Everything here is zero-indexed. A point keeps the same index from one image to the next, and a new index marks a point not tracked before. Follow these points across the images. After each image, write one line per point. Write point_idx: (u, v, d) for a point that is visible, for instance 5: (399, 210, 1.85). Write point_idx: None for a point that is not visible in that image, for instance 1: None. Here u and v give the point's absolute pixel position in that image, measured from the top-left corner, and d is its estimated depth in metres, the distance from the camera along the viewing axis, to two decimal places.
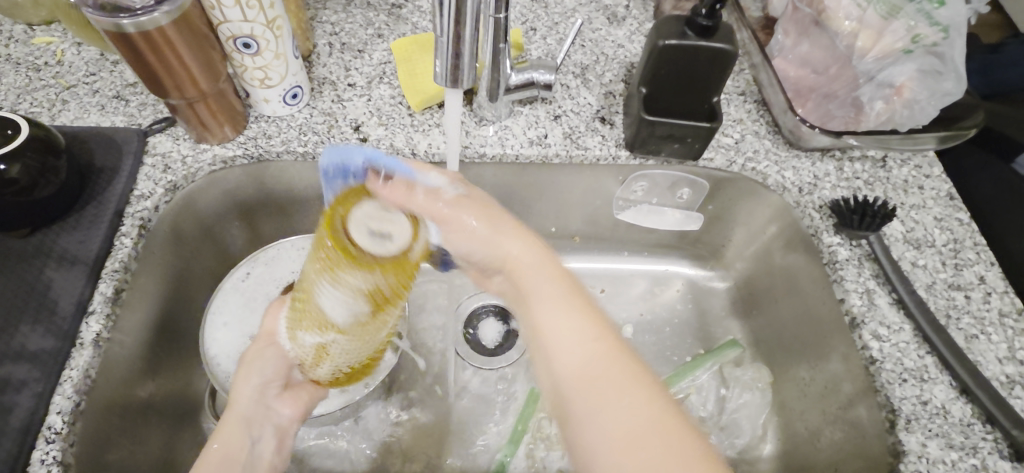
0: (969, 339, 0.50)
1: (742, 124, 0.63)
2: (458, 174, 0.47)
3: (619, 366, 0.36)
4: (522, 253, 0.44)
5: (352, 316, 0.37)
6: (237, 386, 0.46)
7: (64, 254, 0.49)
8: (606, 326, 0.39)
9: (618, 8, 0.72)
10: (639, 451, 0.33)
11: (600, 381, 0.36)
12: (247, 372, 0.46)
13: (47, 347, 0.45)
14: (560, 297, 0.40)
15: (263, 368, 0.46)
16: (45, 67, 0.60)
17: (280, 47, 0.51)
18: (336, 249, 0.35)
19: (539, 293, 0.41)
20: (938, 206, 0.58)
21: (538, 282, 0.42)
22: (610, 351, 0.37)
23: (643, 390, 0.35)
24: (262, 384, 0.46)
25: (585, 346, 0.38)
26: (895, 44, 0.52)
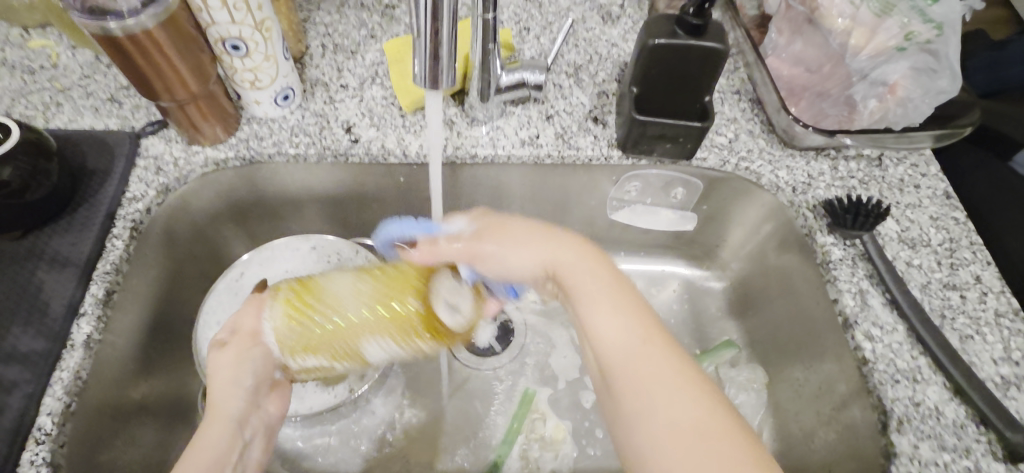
0: (963, 339, 0.49)
1: (736, 123, 0.62)
2: (482, 210, 0.51)
3: (674, 359, 0.41)
4: (577, 259, 0.47)
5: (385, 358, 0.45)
6: (225, 388, 0.43)
7: (56, 256, 0.49)
8: (651, 326, 0.43)
9: (612, 7, 0.72)
10: (690, 440, 0.37)
11: (652, 375, 0.40)
12: (234, 373, 0.44)
13: (37, 348, 0.45)
14: (618, 295, 0.45)
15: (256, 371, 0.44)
16: (40, 70, 0.60)
17: (270, 49, 0.52)
18: (429, 328, 0.43)
19: (593, 295, 0.45)
20: (934, 205, 0.58)
21: (591, 284, 0.46)
22: (663, 346, 0.42)
23: (698, 386, 0.39)
24: (252, 389, 0.44)
25: (647, 342, 0.42)
26: (887, 42, 0.52)
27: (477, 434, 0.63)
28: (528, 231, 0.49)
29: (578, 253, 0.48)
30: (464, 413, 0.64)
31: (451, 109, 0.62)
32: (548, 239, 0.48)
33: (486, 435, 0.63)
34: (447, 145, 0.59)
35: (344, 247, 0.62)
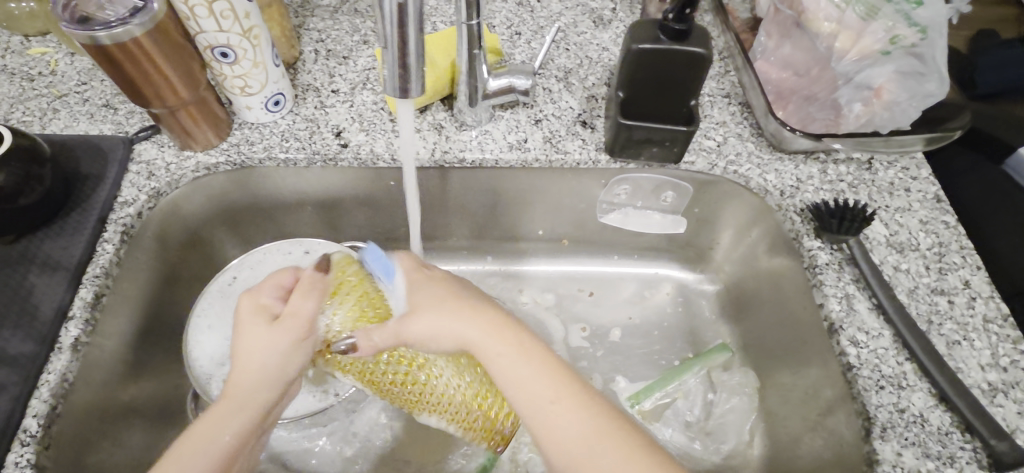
0: (950, 345, 0.49)
1: (725, 127, 0.62)
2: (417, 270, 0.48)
3: (592, 426, 0.41)
4: (483, 329, 0.44)
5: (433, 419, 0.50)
6: (258, 366, 0.43)
7: (48, 259, 0.50)
8: (559, 381, 0.43)
9: (604, 11, 0.72)
10: None
11: (573, 440, 0.40)
12: (272, 353, 0.44)
13: (26, 351, 0.46)
14: (527, 366, 0.43)
15: (291, 354, 0.44)
16: (39, 77, 0.61)
17: (258, 56, 0.52)
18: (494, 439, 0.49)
19: (504, 375, 0.43)
20: (924, 209, 0.57)
21: (500, 360, 0.44)
22: (578, 414, 0.41)
23: (618, 454, 0.39)
24: (282, 370, 0.44)
25: (562, 414, 0.41)
26: (873, 46, 0.51)
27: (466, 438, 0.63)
28: (441, 299, 0.46)
29: (480, 325, 0.45)
30: None
31: (440, 114, 0.62)
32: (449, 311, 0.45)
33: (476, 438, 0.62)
34: (435, 150, 0.60)
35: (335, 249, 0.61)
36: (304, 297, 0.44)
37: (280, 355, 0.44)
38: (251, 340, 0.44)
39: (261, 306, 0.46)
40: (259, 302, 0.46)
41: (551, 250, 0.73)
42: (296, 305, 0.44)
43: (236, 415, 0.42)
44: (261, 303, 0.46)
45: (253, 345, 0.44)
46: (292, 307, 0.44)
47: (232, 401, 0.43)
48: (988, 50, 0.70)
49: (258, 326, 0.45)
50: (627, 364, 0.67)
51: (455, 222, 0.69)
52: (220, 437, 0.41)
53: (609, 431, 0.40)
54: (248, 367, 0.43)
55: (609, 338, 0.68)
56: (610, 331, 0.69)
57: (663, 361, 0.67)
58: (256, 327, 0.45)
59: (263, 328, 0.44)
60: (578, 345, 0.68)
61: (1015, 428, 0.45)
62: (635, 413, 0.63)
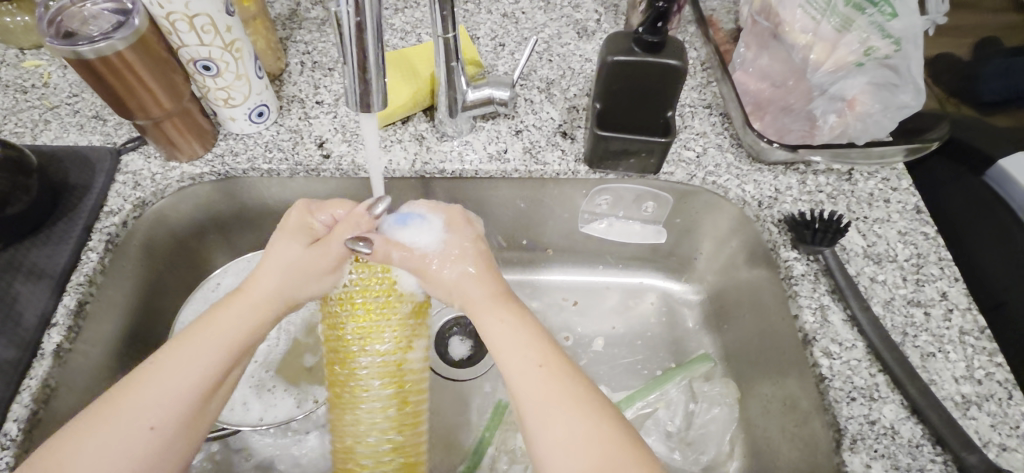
0: (924, 356, 0.49)
1: (705, 138, 0.62)
2: (451, 221, 0.51)
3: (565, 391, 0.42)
4: (487, 298, 0.47)
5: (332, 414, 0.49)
6: (271, 279, 0.47)
7: (33, 268, 0.51)
8: (550, 351, 0.44)
9: (588, 22, 0.73)
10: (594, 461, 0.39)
11: (553, 402, 0.41)
12: (293, 270, 0.48)
13: (8, 357, 0.47)
14: (520, 331, 0.45)
15: (306, 275, 0.48)
16: (32, 89, 0.63)
17: (241, 68, 0.53)
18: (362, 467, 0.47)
19: (499, 335, 0.45)
20: (903, 220, 0.57)
21: (495, 325, 0.46)
22: (557, 379, 0.42)
23: (586, 417, 0.40)
24: (294, 288, 0.48)
25: (540, 376, 0.42)
26: (847, 57, 0.52)
27: (446, 449, 0.62)
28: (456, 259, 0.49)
29: (488, 293, 0.48)
30: (441, 427, 0.63)
31: (422, 124, 0.63)
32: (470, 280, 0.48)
33: (457, 447, 0.62)
34: (415, 160, 0.61)
35: None
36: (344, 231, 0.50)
37: (298, 274, 0.48)
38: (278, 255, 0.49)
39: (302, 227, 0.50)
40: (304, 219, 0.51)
41: (536, 259, 0.74)
42: (336, 234, 0.49)
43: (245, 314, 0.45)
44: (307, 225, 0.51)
45: (279, 258, 0.48)
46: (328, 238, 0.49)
47: (243, 305, 0.46)
48: (991, 59, 0.71)
49: (298, 243, 0.49)
50: (610, 373, 0.67)
51: None
52: (226, 332, 0.44)
53: (581, 398, 0.41)
54: (264, 276, 0.47)
55: (592, 347, 0.69)
56: (593, 340, 0.69)
57: (646, 370, 0.67)
58: (290, 243, 0.49)
59: (295, 246, 0.49)
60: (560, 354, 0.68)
61: (988, 441, 0.44)
62: None
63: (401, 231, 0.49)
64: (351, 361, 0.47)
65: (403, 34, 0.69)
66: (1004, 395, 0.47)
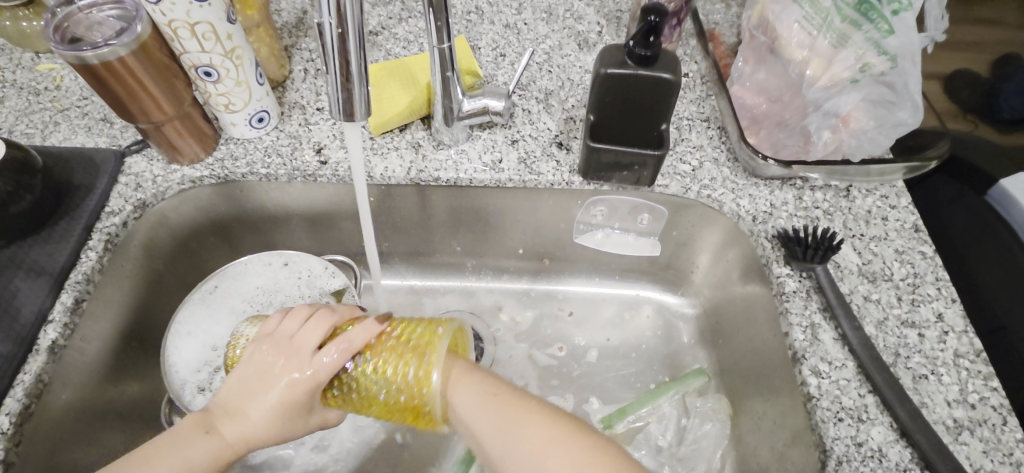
0: (917, 379, 0.48)
1: (701, 151, 0.62)
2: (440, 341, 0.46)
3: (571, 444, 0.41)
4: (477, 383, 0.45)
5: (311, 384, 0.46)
6: (255, 415, 0.44)
7: (33, 265, 0.53)
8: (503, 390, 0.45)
9: (590, 34, 0.73)
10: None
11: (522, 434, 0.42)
12: (280, 407, 0.44)
13: (3, 351, 0.48)
14: (498, 396, 0.44)
15: (292, 416, 0.44)
16: (45, 91, 0.65)
17: (241, 75, 0.55)
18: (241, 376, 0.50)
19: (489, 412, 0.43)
20: (901, 238, 0.56)
21: (473, 408, 0.44)
22: (514, 406, 0.44)
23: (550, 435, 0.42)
24: (280, 424, 0.44)
25: (506, 409, 0.43)
26: (843, 73, 0.51)
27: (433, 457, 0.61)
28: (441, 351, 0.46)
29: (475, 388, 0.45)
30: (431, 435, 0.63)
31: (420, 132, 0.64)
32: (457, 380, 0.45)
33: (444, 452, 0.61)
34: (411, 168, 0.61)
35: (315, 263, 0.64)
36: (331, 354, 0.43)
37: (284, 415, 0.44)
38: (250, 380, 0.45)
39: (276, 365, 0.44)
40: (298, 341, 0.44)
41: (532, 268, 0.73)
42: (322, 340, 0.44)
43: (208, 449, 0.43)
44: (290, 349, 0.45)
45: (264, 390, 0.44)
46: (311, 359, 0.44)
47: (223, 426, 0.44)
48: None
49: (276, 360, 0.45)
50: (602, 385, 0.66)
51: (436, 239, 0.70)
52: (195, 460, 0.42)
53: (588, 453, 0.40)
54: (245, 412, 0.44)
55: (586, 358, 0.68)
56: (587, 350, 0.69)
57: (640, 383, 0.66)
58: (270, 379, 0.44)
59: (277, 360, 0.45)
60: (551, 364, 0.68)
61: (979, 467, 0.43)
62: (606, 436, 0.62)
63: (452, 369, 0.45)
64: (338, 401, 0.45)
65: (406, 43, 0.70)
66: (997, 421, 0.45)
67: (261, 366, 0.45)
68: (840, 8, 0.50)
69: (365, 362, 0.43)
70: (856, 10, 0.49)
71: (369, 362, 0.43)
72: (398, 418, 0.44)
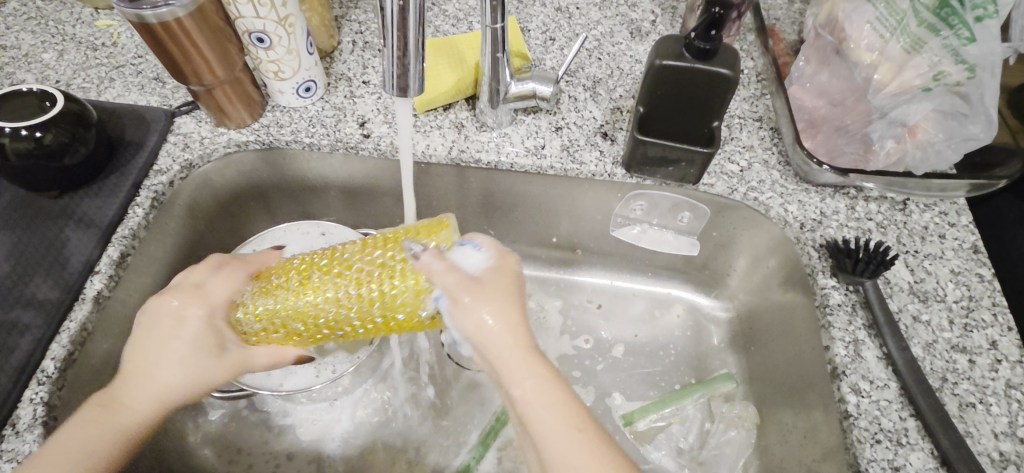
0: (963, 406, 0.45)
1: (751, 151, 0.60)
2: (499, 314, 0.40)
3: (547, 395, 0.39)
4: (487, 301, 0.41)
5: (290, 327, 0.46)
6: (161, 376, 0.42)
7: (83, 217, 0.54)
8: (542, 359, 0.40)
9: (643, 22, 0.71)
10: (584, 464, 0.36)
11: (546, 413, 0.38)
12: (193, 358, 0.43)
13: (52, 297, 0.50)
14: (533, 373, 0.39)
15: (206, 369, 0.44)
16: (102, 47, 0.66)
17: (292, 43, 0.55)
18: None
19: (533, 410, 0.38)
20: (958, 258, 0.53)
21: (516, 375, 0.39)
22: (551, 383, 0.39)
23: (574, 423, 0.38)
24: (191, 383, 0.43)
25: (538, 386, 0.39)
26: (914, 80, 0.49)
27: (448, 434, 0.61)
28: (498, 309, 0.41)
29: (536, 375, 0.39)
30: (447, 412, 0.62)
31: (463, 112, 0.64)
32: (504, 347, 0.40)
33: (464, 432, 0.61)
34: (452, 147, 0.61)
35: (351, 236, 0.64)
36: (237, 301, 0.46)
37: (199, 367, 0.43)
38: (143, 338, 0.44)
39: (168, 310, 0.44)
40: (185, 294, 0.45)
41: (564, 257, 0.73)
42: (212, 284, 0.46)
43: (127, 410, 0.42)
44: (180, 292, 0.45)
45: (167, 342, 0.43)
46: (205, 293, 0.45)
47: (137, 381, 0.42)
48: None
49: (166, 307, 0.45)
50: (626, 382, 0.65)
51: (469, 220, 0.70)
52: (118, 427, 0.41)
53: (572, 401, 0.39)
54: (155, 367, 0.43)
55: (611, 353, 0.67)
56: (614, 345, 0.68)
57: (664, 383, 0.65)
58: (178, 338, 0.44)
59: (166, 306, 0.45)
60: (576, 355, 0.68)
61: None
62: (627, 433, 0.62)
63: (495, 338, 0.40)
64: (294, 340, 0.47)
65: (455, 21, 0.69)
66: None
67: (159, 332, 0.44)
68: (918, 10, 0.48)
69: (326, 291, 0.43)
70: (935, 14, 0.47)
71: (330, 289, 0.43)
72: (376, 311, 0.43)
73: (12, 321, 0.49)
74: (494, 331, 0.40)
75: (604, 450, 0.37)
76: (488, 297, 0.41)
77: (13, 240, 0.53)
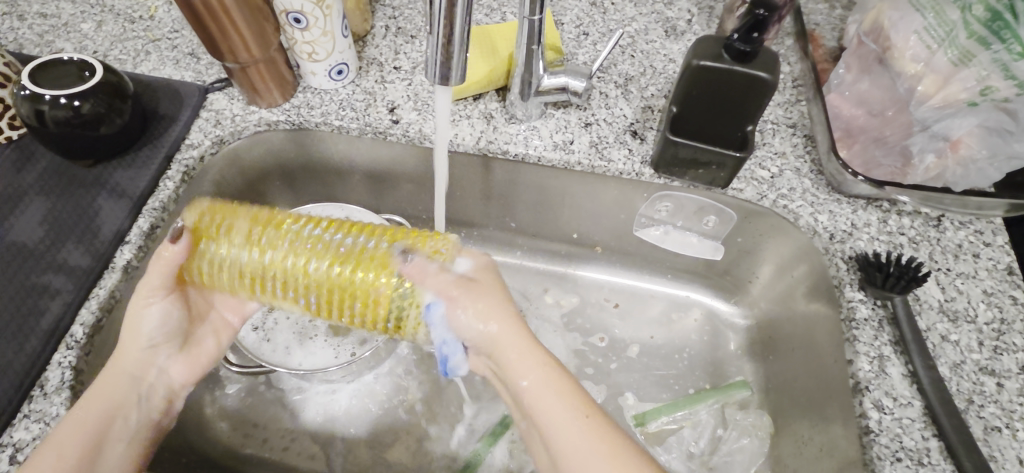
0: (987, 430, 0.45)
1: (784, 158, 0.59)
2: (495, 313, 0.43)
3: (552, 386, 0.41)
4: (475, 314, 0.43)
5: (256, 262, 0.44)
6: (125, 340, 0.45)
7: (116, 187, 0.55)
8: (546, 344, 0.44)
9: (679, 21, 0.70)
10: (593, 437, 0.39)
11: (552, 393, 0.41)
12: (164, 334, 0.46)
13: (83, 264, 0.51)
14: (541, 359, 0.42)
15: (174, 341, 0.47)
16: (139, 20, 0.67)
17: (328, 25, 0.55)
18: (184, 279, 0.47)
19: (541, 393, 0.41)
20: (991, 279, 0.52)
21: (522, 361, 0.42)
22: (556, 368, 0.42)
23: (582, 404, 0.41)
24: (159, 354, 0.46)
25: (541, 369, 0.42)
26: (960, 94, 0.48)
27: (460, 424, 0.61)
28: (489, 308, 0.43)
29: (540, 361, 0.42)
30: (460, 401, 0.62)
31: (493, 103, 0.63)
32: (507, 337, 0.43)
33: (476, 421, 0.61)
34: (481, 138, 0.61)
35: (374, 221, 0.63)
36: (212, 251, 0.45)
37: (162, 339, 0.46)
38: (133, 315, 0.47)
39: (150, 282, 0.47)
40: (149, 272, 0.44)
41: (584, 255, 0.72)
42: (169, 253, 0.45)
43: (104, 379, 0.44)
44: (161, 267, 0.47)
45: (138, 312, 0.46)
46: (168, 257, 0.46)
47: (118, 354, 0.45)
48: None
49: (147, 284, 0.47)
50: (640, 382, 0.65)
51: (491, 212, 0.70)
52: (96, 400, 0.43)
53: (577, 390, 0.41)
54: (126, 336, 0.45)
55: (626, 353, 0.67)
56: (629, 346, 0.68)
57: (678, 386, 0.65)
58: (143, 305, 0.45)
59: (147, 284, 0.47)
60: (591, 353, 0.67)
61: None
62: (638, 433, 0.62)
63: (495, 333, 0.43)
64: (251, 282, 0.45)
65: (489, 11, 0.69)
66: None
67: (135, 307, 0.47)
68: (968, 22, 0.47)
69: (285, 252, 0.44)
70: (987, 27, 0.46)
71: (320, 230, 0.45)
72: (350, 259, 0.43)
73: (44, 286, 0.50)
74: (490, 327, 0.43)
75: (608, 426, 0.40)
76: (476, 296, 0.43)
77: (47, 206, 0.54)
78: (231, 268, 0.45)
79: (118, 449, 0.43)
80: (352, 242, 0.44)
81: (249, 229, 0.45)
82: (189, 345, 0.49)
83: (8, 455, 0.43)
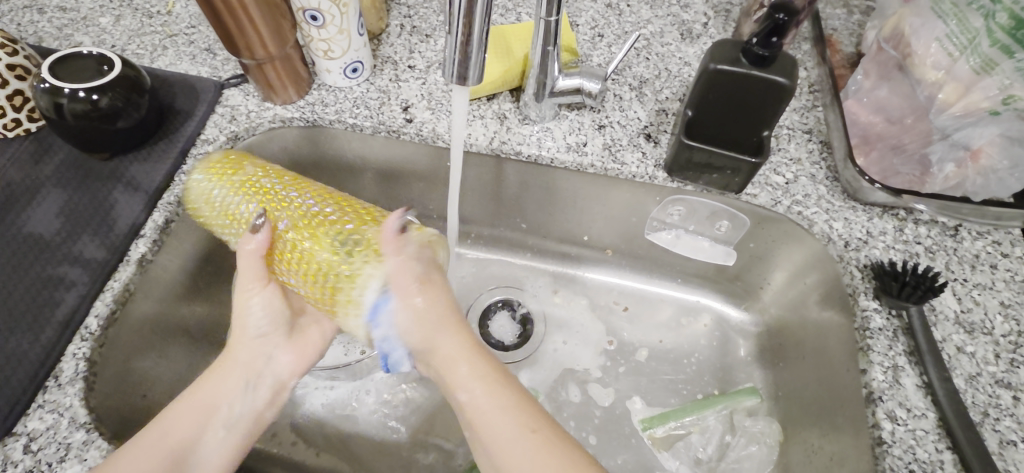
0: (1003, 444, 0.44)
1: (799, 165, 0.59)
2: (439, 319, 0.44)
3: (495, 395, 0.42)
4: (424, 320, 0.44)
5: (234, 201, 0.48)
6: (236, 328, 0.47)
7: (131, 180, 0.56)
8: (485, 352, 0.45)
9: (695, 24, 0.69)
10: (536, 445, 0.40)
11: (495, 401, 0.42)
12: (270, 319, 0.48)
13: (98, 257, 0.52)
14: (484, 366, 0.44)
15: (280, 327, 0.48)
16: (157, 15, 0.68)
17: (344, 23, 0.55)
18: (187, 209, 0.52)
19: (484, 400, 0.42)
20: (1010, 291, 0.51)
21: (465, 368, 0.43)
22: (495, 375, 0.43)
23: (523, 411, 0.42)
24: (266, 342, 0.48)
25: (482, 377, 0.43)
26: (981, 103, 0.48)
27: None
28: (436, 312, 0.44)
29: (481, 367, 0.44)
30: None
31: (507, 104, 0.63)
32: (451, 344, 0.44)
33: None
34: (494, 138, 0.61)
35: None
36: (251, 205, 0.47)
37: (267, 328, 0.48)
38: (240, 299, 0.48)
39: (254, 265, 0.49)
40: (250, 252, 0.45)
41: (593, 257, 0.72)
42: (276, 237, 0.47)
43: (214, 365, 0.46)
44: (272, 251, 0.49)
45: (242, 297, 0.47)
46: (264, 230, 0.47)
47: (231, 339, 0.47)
48: None
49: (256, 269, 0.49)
50: (648, 386, 0.65)
51: (502, 212, 0.70)
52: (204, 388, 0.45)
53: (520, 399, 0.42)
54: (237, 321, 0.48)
55: (634, 356, 0.67)
56: (637, 349, 0.67)
57: (686, 391, 0.64)
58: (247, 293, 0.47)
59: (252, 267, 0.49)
60: (599, 356, 0.67)
61: None
62: (645, 438, 0.61)
63: (436, 342, 0.44)
64: (240, 223, 0.48)
65: (504, 11, 0.69)
66: None
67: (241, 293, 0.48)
68: (992, 30, 0.46)
69: (260, 196, 0.47)
70: (1010, 35, 0.45)
71: (319, 196, 0.47)
72: (302, 212, 0.45)
73: (60, 277, 0.51)
74: (435, 334, 0.44)
75: (548, 433, 0.41)
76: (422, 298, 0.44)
77: (64, 199, 0.55)
78: (216, 203, 0.49)
79: (219, 436, 0.44)
80: (317, 201, 0.46)
81: (242, 175, 0.49)
82: (295, 333, 0.50)
83: (23, 444, 0.43)
